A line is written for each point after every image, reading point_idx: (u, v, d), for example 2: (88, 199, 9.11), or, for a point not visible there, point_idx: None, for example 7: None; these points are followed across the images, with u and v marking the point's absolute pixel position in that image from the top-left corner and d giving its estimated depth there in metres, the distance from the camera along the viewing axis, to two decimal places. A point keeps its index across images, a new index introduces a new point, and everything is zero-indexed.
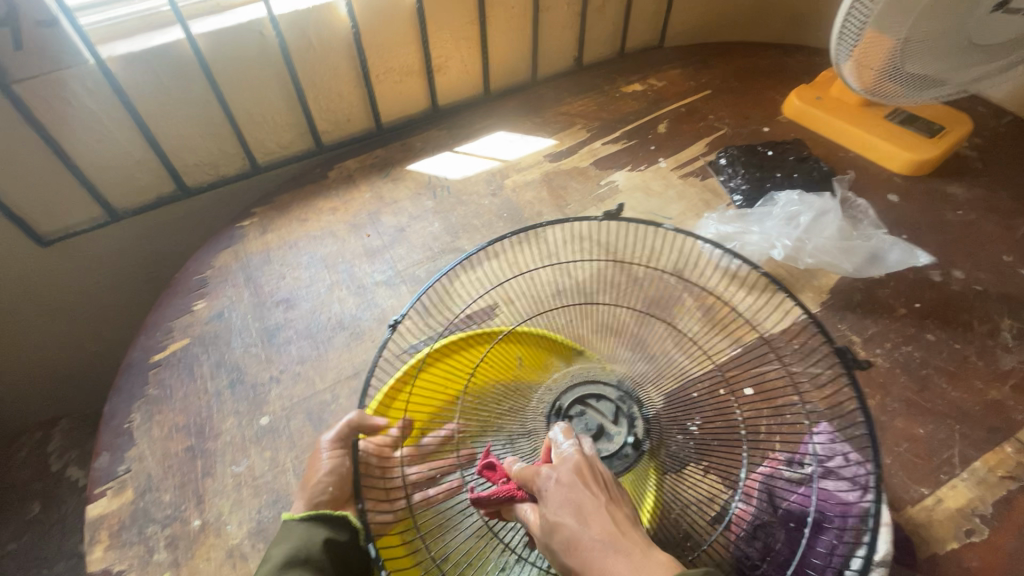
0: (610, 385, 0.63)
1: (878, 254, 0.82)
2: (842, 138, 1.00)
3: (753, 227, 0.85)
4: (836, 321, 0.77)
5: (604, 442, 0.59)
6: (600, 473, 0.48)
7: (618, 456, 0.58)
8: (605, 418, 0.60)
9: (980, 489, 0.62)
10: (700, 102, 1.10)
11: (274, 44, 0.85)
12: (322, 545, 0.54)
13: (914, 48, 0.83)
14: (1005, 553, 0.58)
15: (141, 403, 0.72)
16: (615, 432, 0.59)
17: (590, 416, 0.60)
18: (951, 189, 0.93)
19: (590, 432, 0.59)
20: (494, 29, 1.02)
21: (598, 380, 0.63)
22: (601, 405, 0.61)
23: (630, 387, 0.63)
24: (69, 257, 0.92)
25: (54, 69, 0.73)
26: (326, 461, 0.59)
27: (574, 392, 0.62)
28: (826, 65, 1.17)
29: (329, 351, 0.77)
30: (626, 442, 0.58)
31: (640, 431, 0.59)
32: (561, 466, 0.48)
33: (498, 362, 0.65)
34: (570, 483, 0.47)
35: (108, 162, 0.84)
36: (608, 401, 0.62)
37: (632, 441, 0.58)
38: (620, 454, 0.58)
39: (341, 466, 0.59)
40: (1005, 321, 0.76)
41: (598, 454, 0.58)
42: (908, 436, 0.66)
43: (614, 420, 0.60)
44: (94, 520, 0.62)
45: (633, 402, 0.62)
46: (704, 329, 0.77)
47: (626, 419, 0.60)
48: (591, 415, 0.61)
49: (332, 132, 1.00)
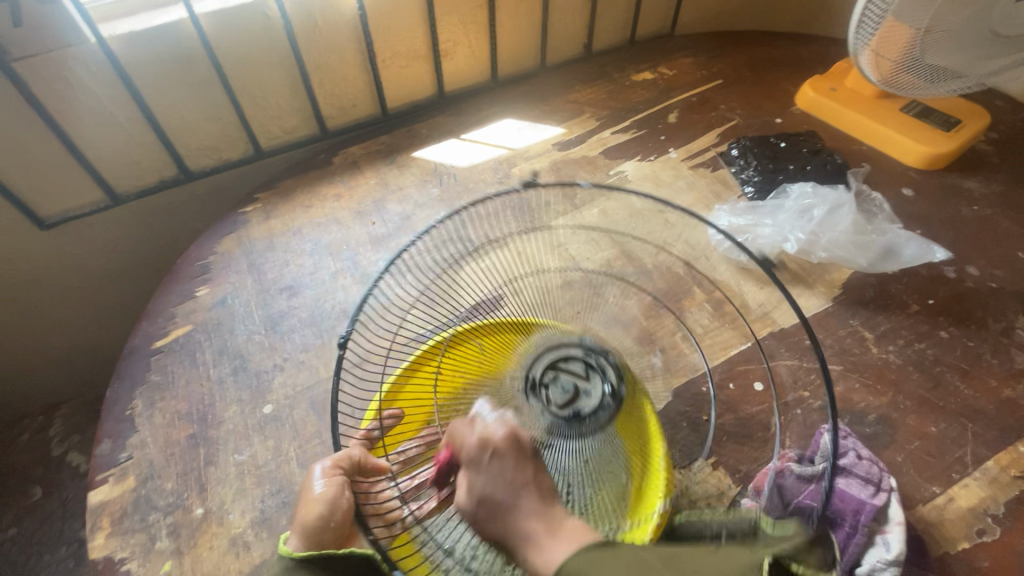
0: (574, 342, 0.61)
1: (893, 249, 0.80)
2: (855, 131, 0.98)
3: (766, 220, 0.83)
4: (848, 316, 0.76)
5: (583, 401, 0.57)
6: (526, 445, 0.51)
7: (601, 408, 0.56)
8: (577, 376, 0.58)
9: (992, 488, 0.61)
10: (711, 92, 1.08)
11: (279, 25, 0.83)
12: None
13: (933, 38, 0.81)
14: (1017, 553, 0.57)
15: (143, 390, 0.71)
16: (591, 387, 0.58)
17: (563, 378, 0.58)
18: (967, 184, 0.91)
19: (568, 395, 0.57)
20: (504, 13, 1.00)
21: (561, 342, 0.61)
22: (570, 365, 0.59)
23: (593, 340, 0.61)
24: (70, 241, 0.91)
25: (54, 47, 0.72)
26: (320, 489, 0.54)
27: (540, 361, 0.59)
28: (841, 55, 1.14)
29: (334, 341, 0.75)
30: (605, 395, 0.57)
31: (613, 378, 0.58)
32: (484, 444, 0.50)
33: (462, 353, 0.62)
34: (495, 459, 0.49)
35: (109, 144, 0.83)
36: (575, 359, 0.59)
37: (610, 392, 0.57)
38: (603, 406, 0.56)
39: (340, 497, 0.54)
40: (1020, 318, 0.75)
41: (581, 415, 0.56)
42: (920, 434, 0.65)
43: (588, 378, 0.58)
44: (96, 507, 0.62)
45: (599, 354, 0.60)
46: (715, 323, 0.75)
47: (597, 371, 0.58)
48: (565, 378, 0.58)
49: (336, 117, 0.99)
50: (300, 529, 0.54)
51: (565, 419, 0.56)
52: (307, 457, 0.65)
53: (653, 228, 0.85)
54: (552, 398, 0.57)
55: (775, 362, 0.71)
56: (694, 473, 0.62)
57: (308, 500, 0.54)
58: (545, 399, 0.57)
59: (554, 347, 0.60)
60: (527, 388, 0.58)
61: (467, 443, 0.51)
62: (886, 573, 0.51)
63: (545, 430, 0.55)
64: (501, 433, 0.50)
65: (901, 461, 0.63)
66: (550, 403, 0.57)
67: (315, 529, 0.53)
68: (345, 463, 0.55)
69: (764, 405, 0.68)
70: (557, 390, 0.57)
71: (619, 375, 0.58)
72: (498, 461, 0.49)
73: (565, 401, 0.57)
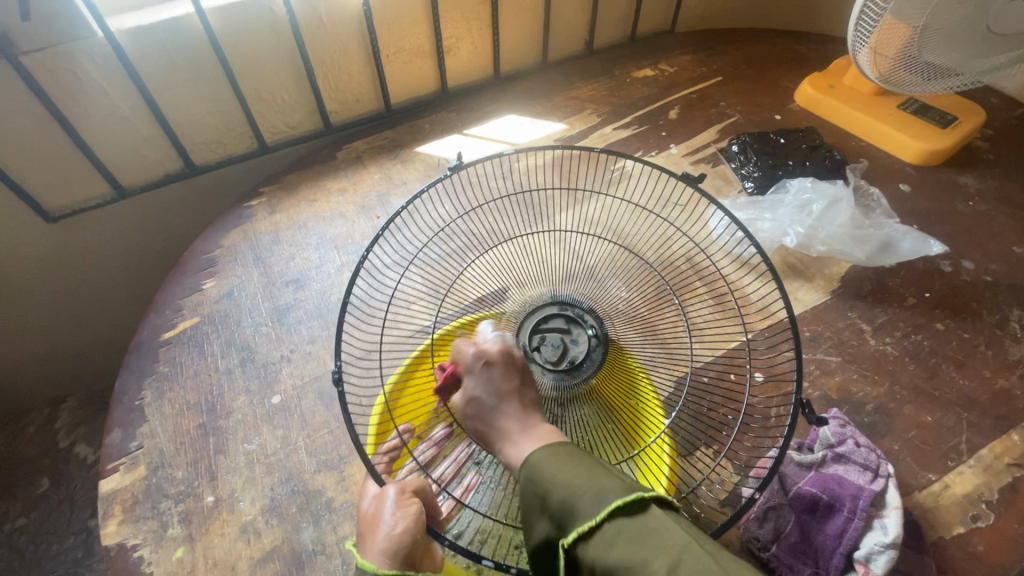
0: (547, 302, 0.65)
1: (890, 243, 0.82)
2: (854, 127, 0.99)
3: (766, 214, 0.84)
4: (846, 309, 0.77)
5: (573, 350, 0.62)
6: (520, 360, 0.53)
7: (590, 354, 0.62)
8: (562, 332, 0.63)
9: (987, 475, 0.63)
10: (712, 89, 1.09)
11: (285, 21, 0.83)
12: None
13: (931, 36, 0.83)
14: (1010, 538, 0.58)
15: (152, 380, 0.72)
16: (576, 337, 0.63)
17: (550, 336, 0.62)
18: (963, 180, 0.93)
19: (559, 349, 0.62)
20: (507, 9, 1.00)
21: (537, 305, 0.65)
22: (552, 324, 0.64)
23: (565, 293, 0.66)
24: (77, 235, 0.91)
25: (62, 41, 0.72)
26: (391, 514, 0.49)
27: (526, 326, 0.63)
28: (839, 53, 1.16)
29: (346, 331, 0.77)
30: (590, 338, 0.62)
31: (591, 321, 0.64)
32: (483, 356, 0.52)
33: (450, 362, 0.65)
34: (492, 369, 0.52)
35: (115, 138, 0.83)
36: (556, 317, 0.64)
37: (593, 333, 0.63)
38: (590, 346, 0.62)
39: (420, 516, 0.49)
40: (1013, 311, 0.76)
41: (574, 363, 0.61)
42: (917, 423, 0.67)
43: (571, 330, 0.63)
44: (107, 495, 0.63)
45: (574, 305, 0.65)
46: (715, 315, 0.77)
47: (576, 323, 0.64)
48: (551, 335, 0.63)
49: (340, 112, 0.99)
50: (380, 545, 0.47)
51: (562, 370, 0.60)
52: (317, 446, 0.66)
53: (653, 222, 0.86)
54: (546, 355, 0.61)
55: (775, 352, 0.73)
56: (692, 462, 0.64)
57: (380, 522, 0.49)
58: (541, 357, 0.61)
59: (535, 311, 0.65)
60: (523, 354, 0.62)
61: (465, 357, 0.53)
62: (882, 555, 0.52)
63: (552, 384, 0.60)
64: (480, 350, 0.53)
65: (898, 449, 0.65)
66: (546, 361, 0.61)
67: (395, 548, 0.47)
68: (416, 487, 0.52)
69: (764, 396, 0.69)
70: (550, 346, 0.62)
71: (596, 318, 0.64)
72: (498, 366, 0.52)
73: (559, 354, 0.62)
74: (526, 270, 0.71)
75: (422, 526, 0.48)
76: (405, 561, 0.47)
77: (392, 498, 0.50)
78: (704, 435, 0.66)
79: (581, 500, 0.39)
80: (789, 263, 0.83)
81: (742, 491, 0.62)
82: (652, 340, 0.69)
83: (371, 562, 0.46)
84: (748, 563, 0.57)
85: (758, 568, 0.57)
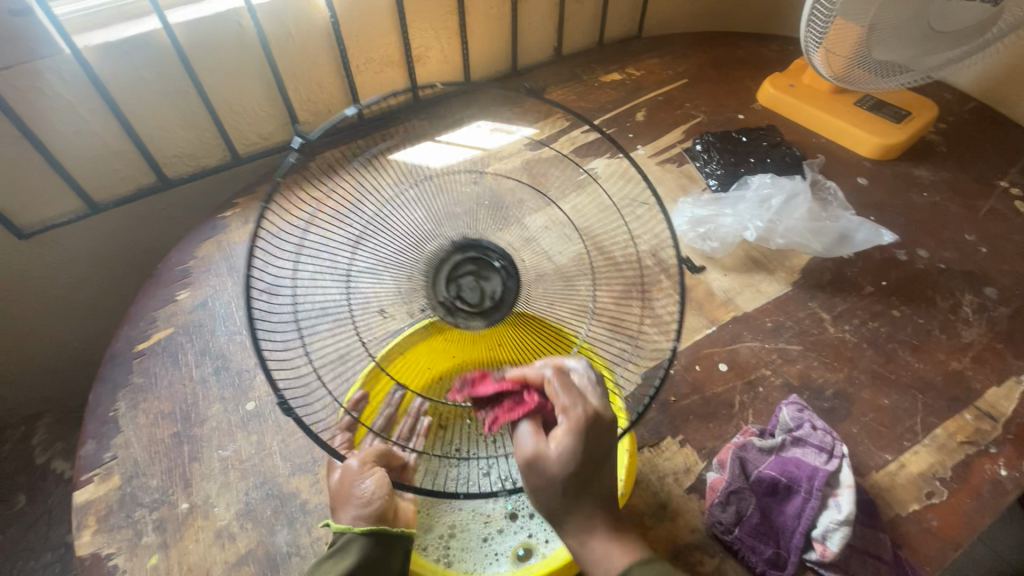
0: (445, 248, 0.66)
1: (847, 235, 0.84)
2: (813, 124, 1.03)
3: (727, 210, 0.87)
4: (807, 299, 0.80)
5: (489, 287, 0.65)
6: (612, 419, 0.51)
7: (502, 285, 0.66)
8: (472, 274, 0.65)
9: (940, 454, 0.65)
10: (677, 91, 1.12)
11: (252, 34, 0.85)
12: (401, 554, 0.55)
13: (881, 35, 0.86)
14: (962, 513, 0.61)
15: (126, 391, 0.72)
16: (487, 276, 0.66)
17: (464, 284, 0.65)
18: (918, 172, 0.96)
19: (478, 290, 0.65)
20: (473, 18, 1.03)
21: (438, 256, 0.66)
22: (461, 269, 0.66)
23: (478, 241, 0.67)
24: (50, 252, 0.92)
25: (29, 59, 0.73)
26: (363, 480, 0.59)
27: (439, 279, 0.64)
28: (799, 54, 1.20)
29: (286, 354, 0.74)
30: (497, 269, 0.67)
31: (495, 252, 0.68)
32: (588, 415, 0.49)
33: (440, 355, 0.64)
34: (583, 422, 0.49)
35: (87, 154, 0.84)
36: (460, 260, 0.66)
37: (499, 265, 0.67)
38: (498, 281, 0.66)
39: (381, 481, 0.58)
40: (966, 296, 0.79)
41: (492, 296, 0.65)
42: (874, 406, 0.69)
43: (479, 264, 0.66)
44: (81, 506, 0.63)
45: (476, 245, 0.67)
46: (682, 310, 0.79)
47: (484, 262, 0.66)
48: (464, 282, 0.65)
49: (313, 123, 1.01)
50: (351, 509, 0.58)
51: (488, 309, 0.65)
52: (290, 450, 0.67)
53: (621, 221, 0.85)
54: (468, 299, 0.64)
55: (738, 344, 0.76)
56: (660, 450, 0.66)
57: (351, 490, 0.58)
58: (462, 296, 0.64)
59: (438, 259, 0.66)
60: (445, 303, 0.64)
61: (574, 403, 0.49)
62: (838, 532, 0.55)
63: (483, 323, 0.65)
64: (582, 410, 0.48)
65: (856, 432, 0.67)
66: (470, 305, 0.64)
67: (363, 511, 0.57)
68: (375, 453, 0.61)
69: (728, 384, 0.72)
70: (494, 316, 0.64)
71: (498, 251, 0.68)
72: (593, 421, 0.49)
73: (480, 293, 0.65)
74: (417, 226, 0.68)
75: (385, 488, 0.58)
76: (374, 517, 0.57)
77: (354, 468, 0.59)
78: (671, 426, 0.68)
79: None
80: (752, 256, 0.86)
81: (706, 477, 0.63)
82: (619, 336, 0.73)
83: (342, 524, 0.57)
84: (713, 546, 0.59)
85: (723, 552, 0.58)
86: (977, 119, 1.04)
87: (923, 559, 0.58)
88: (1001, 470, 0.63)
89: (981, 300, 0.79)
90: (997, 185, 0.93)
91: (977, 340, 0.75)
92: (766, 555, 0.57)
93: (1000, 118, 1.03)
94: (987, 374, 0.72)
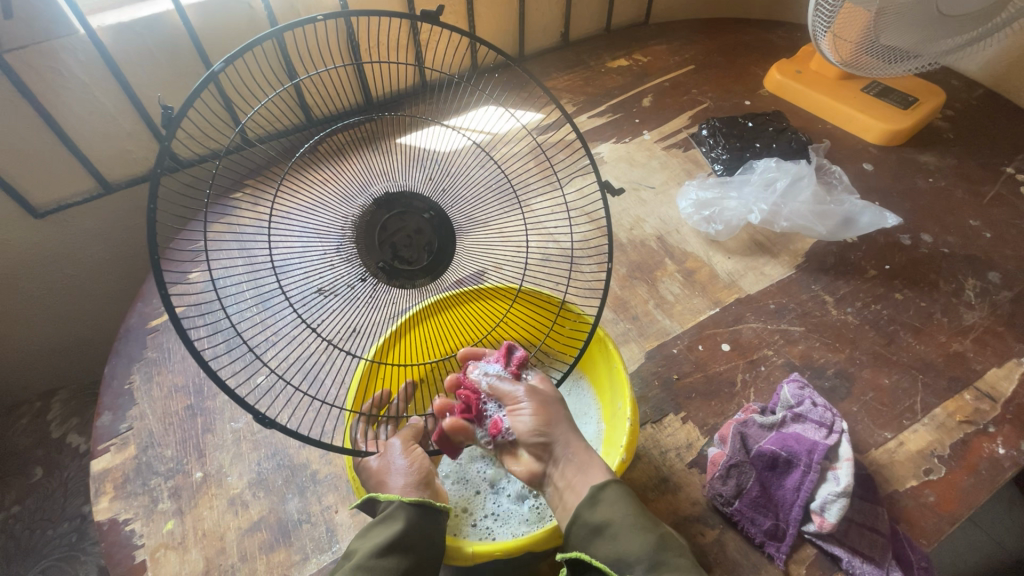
0: (363, 212, 0.54)
1: (851, 218, 0.85)
2: (819, 111, 1.03)
3: (732, 193, 0.88)
4: (810, 282, 0.81)
5: (420, 239, 0.55)
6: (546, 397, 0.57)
7: (435, 225, 0.56)
8: (402, 228, 0.54)
9: (939, 432, 0.66)
10: (683, 77, 1.12)
11: (262, 16, 0.86)
12: (428, 542, 0.52)
13: (888, 20, 0.85)
14: (959, 488, 0.62)
15: (140, 365, 0.74)
16: (414, 225, 0.55)
17: (397, 241, 0.54)
18: (923, 158, 0.96)
19: (413, 242, 0.55)
20: (484, 37, 1.07)
21: (365, 219, 0.53)
22: (390, 226, 0.54)
23: (394, 193, 0.54)
24: (64, 230, 0.93)
25: (45, 39, 0.75)
26: (403, 460, 0.58)
27: (365, 238, 0.53)
28: (806, 41, 1.19)
29: (254, 363, 0.71)
30: (428, 220, 0.55)
31: (421, 202, 0.55)
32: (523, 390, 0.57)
33: (429, 342, 0.67)
34: (566, 456, 0.55)
35: (99, 133, 0.86)
36: (388, 217, 0.54)
37: (428, 216, 0.55)
38: (434, 233, 0.55)
39: (423, 463, 0.59)
40: (969, 280, 0.80)
41: (432, 246, 0.55)
42: (874, 385, 0.70)
43: (406, 220, 0.54)
44: (99, 474, 0.65)
45: (399, 198, 0.54)
46: (685, 292, 0.80)
47: (408, 211, 0.54)
48: (398, 237, 0.54)
49: (321, 107, 1.00)
50: (400, 483, 0.57)
51: (426, 263, 0.55)
52: (301, 424, 0.69)
53: (601, 204, 0.91)
54: (407, 259, 0.55)
55: (741, 325, 0.77)
56: (663, 426, 0.67)
57: (392, 468, 0.58)
58: (398, 254, 0.54)
59: (362, 224, 0.53)
60: (383, 269, 0.54)
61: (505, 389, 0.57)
62: (835, 503, 0.56)
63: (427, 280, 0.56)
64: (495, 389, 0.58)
65: (856, 410, 0.68)
66: (409, 260, 0.55)
67: (419, 484, 0.57)
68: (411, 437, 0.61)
69: (730, 363, 0.73)
70: (468, 276, 0.63)
71: (423, 201, 0.55)
72: (568, 467, 0.55)
73: (417, 249, 0.55)
74: (332, 189, 0.56)
75: (425, 464, 0.59)
76: (425, 485, 0.58)
77: (400, 451, 0.59)
78: (673, 404, 0.69)
79: (670, 558, 0.50)
80: (756, 240, 0.87)
81: (708, 452, 0.64)
82: (623, 317, 0.78)
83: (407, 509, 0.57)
84: (713, 518, 0.60)
85: (723, 523, 0.60)
86: (984, 106, 1.04)
87: (919, 532, 0.59)
88: (999, 449, 0.64)
89: (984, 284, 0.79)
90: (1003, 171, 0.93)
91: (979, 323, 0.76)
92: (764, 527, 0.58)
93: (1008, 106, 1.03)
94: (987, 356, 0.72)
